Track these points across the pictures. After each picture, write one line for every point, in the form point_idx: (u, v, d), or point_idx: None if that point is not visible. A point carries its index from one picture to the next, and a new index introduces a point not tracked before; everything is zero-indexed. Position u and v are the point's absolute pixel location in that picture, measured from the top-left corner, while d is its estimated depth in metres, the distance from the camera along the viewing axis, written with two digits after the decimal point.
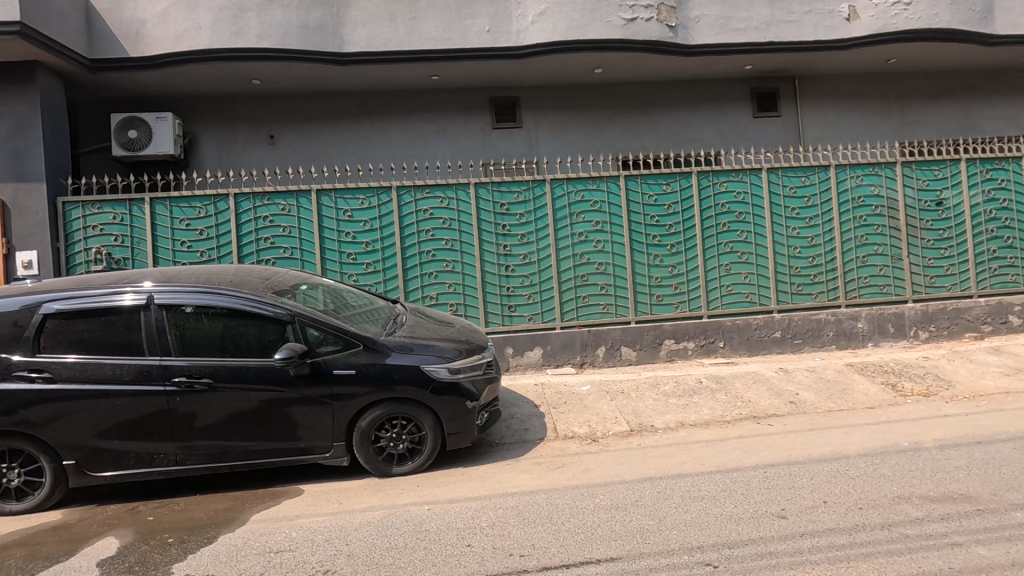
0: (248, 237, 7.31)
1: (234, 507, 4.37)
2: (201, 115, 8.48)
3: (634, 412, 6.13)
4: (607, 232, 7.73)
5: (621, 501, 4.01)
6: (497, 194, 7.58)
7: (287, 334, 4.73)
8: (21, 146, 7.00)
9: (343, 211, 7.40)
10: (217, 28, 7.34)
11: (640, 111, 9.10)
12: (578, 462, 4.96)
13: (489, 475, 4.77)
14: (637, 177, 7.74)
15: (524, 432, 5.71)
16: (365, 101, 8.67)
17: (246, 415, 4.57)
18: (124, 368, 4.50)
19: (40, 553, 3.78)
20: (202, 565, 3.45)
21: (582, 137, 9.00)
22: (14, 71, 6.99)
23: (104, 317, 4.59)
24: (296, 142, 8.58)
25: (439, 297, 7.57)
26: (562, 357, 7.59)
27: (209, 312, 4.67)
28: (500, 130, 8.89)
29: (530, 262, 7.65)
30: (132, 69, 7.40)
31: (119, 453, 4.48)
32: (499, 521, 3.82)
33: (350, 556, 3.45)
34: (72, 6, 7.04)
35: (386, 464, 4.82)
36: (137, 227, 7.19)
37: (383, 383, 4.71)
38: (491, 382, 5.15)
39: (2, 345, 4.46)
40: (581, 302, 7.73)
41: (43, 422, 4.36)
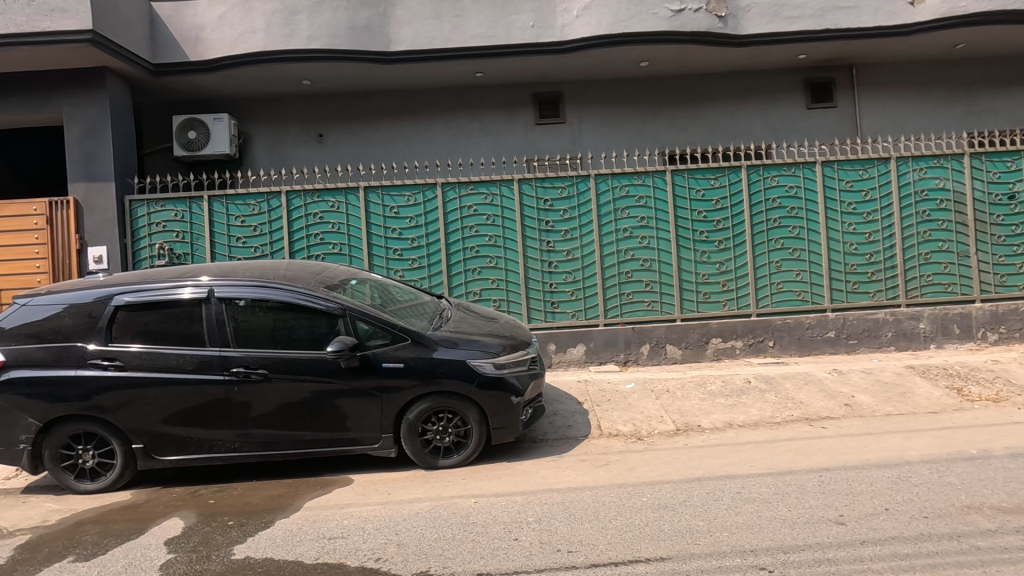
0: (300, 233, 7.54)
1: (288, 494, 4.53)
2: (254, 115, 8.78)
3: (680, 411, 6.02)
4: (652, 229, 7.61)
5: (668, 501, 3.95)
6: (541, 189, 7.56)
7: (338, 328, 4.85)
8: (92, 147, 7.44)
9: (390, 207, 7.54)
10: (270, 30, 7.57)
11: (687, 104, 8.90)
12: (624, 461, 4.92)
13: (533, 471, 4.78)
14: (683, 171, 7.59)
15: (568, 429, 5.70)
16: (410, 99, 8.80)
17: (298, 406, 4.72)
18: (186, 358, 4.72)
19: (113, 530, 4.02)
20: (261, 548, 3.60)
21: (626, 131, 8.88)
22: (86, 77, 7.43)
23: (168, 309, 4.83)
24: (343, 141, 8.79)
25: (483, 292, 7.62)
26: (605, 355, 7.53)
27: (265, 305, 4.85)
28: (543, 125, 8.87)
29: (574, 258, 7.61)
30: (192, 72, 7.75)
31: (182, 439, 4.72)
32: (546, 516, 3.83)
33: (400, 545, 3.53)
34: (138, 13, 7.41)
35: (432, 456, 4.90)
36: (197, 224, 7.52)
37: (429, 377, 4.78)
38: (536, 377, 5.16)
39: (79, 334, 4.76)
40: (625, 299, 7.63)
41: (115, 407, 4.64)
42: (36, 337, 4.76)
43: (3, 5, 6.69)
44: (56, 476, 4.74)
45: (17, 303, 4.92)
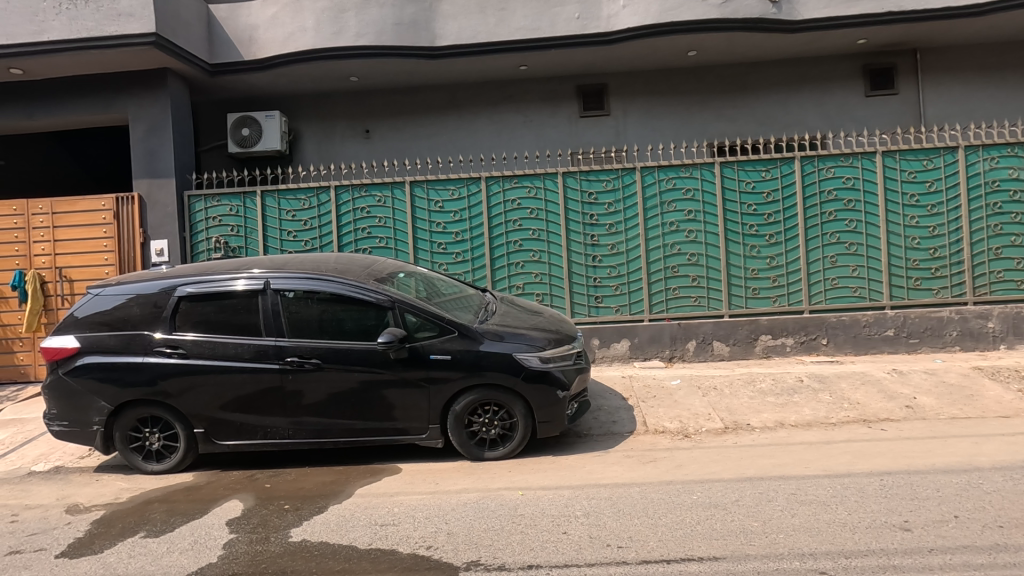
0: (348, 227, 7.72)
1: (339, 480, 4.67)
2: (303, 112, 9.01)
3: (728, 409, 5.88)
4: (699, 222, 7.44)
5: (720, 500, 3.87)
6: (585, 182, 7.50)
7: (387, 320, 4.94)
8: (155, 145, 7.80)
9: (435, 202, 7.63)
10: (319, 29, 7.72)
11: (736, 94, 8.63)
12: (671, 458, 4.84)
13: (579, 465, 4.76)
14: (733, 163, 7.38)
15: (613, 425, 5.65)
16: (454, 93, 8.85)
17: (348, 395, 4.85)
18: (244, 347, 4.90)
19: (178, 509, 4.23)
20: (316, 531, 3.72)
21: (672, 123, 8.69)
22: (149, 77, 7.78)
23: (227, 300, 5.03)
24: (388, 136, 8.91)
25: (526, 286, 7.62)
26: (649, 350, 7.42)
27: (318, 297, 4.98)
28: (587, 118, 8.77)
29: (619, 252, 7.52)
30: (246, 71, 8.01)
31: (239, 425, 4.91)
32: (594, 511, 3.82)
33: (450, 534, 3.58)
34: (196, 16, 7.71)
35: (478, 448, 4.95)
36: (250, 218, 7.79)
37: (475, 369, 4.82)
38: (582, 372, 5.13)
39: (146, 323, 5.01)
40: (671, 294, 7.50)
41: (178, 392, 4.87)
42: (107, 325, 5.04)
43: (75, 11, 7.07)
44: (125, 456, 5.02)
45: (90, 292, 5.21)
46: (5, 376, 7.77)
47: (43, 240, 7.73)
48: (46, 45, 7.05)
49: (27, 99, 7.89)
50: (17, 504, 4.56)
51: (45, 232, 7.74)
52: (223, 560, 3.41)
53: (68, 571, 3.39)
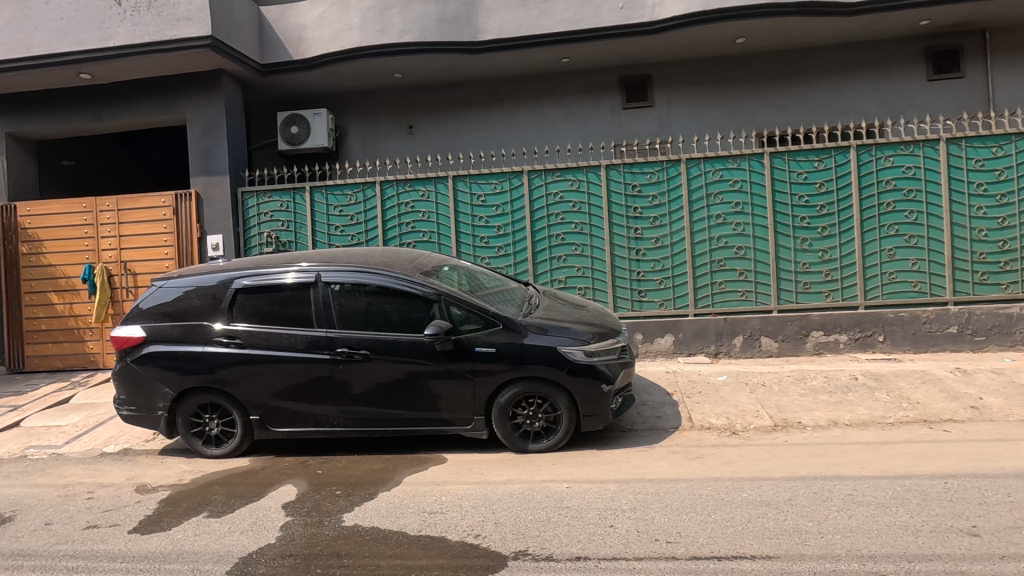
0: (392, 222, 7.87)
1: (387, 469, 4.78)
2: (349, 110, 9.20)
3: (777, 406, 5.72)
4: (748, 215, 7.24)
5: (771, 498, 3.78)
6: (629, 175, 7.41)
7: (433, 312, 5.02)
8: (210, 144, 8.13)
9: (477, 196, 7.68)
10: (365, 27, 7.85)
11: (788, 81, 8.34)
12: (718, 454, 4.76)
13: (624, 460, 4.73)
14: (783, 154, 7.14)
15: (657, 420, 5.58)
16: (496, 88, 8.86)
17: (395, 385, 4.95)
18: (296, 338, 5.07)
19: (237, 492, 4.43)
20: (368, 517, 3.84)
21: (719, 113, 8.47)
22: (205, 79, 8.11)
23: (280, 293, 5.21)
24: (431, 131, 9.01)
25: (568, 280, 7.60)
26: (694, 345, 7.29)
27: (365, 290, 5.11)
28: (630, 110, 8.64)
29: (663, 245, 7.40)
30: (295, 70, 8.23)
31: (292, 413, 5.09)
32: (640, 505, 3.79)
33: (498, 524, 3.63)
34: (248, 18, 7.98)
35: (522, 440, 4.98)
36: (299, 214, 8.04)
37: (520, 362, 4.84)
38: (626, 366, 5.09)
39: (205, 313, 5.24)
40: (717, 289, 7.34)
41: (236, 380, 5.09)
42: (170, 316, 5.30)
43: (138, 17, 7.43)
44: (187, 440, 5.28)
45: (154, 285, 5.49)
46: (77, 363, 8.28)
47: (109, 235, 8.19)
48: (112, 50, 7.45)
49: (94, 101, 8.34)
50: (92, 482, 4.87)
51: (111, 228, 8.19)
52: (281, 540, 3.56)
53: (140, 545, 3.61)
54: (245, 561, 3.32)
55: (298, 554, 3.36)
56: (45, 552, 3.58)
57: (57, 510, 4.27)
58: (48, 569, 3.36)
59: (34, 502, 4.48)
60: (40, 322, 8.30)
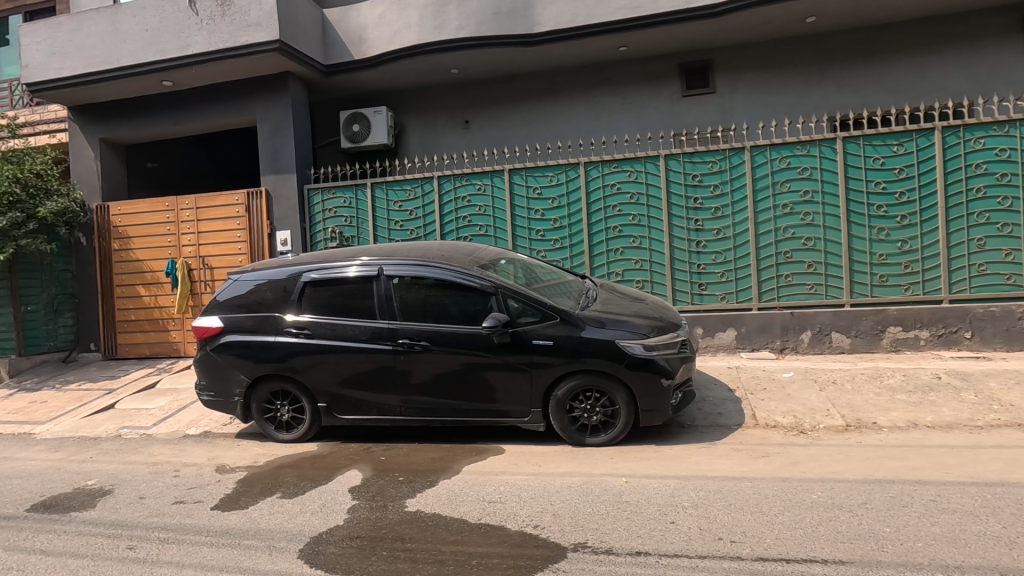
0: (450, 216, 8.00)
1: (447, 457, 4.90)
2: (407, 106, 9.40)
3: (850, 406, 5.42)
4: (818, 204, 6.89)
5: (843, 501, 3.60)
6: (689, 164, 7.20)
7: (491, 305, 5.08)
8: (279, 144, 8.52)
9: (533, 188, 7.68)
10: (422, 24, 7.96)
11: (863, 60, 7.84)
12: (785, 454, 4.57)
13: (684, 456, 4.64)
14: (858, 138, 6.74)
15: (719, 417, 5.42)
16: (552, 79, 8.81)
17: (453, 376, 5.05)
18: (360, 328, 5.26)
19: (307, 475, 4.67)
20: (429, 503, 3.95)
21: (786, 97, 8.09)
22: (273, 81, 8.50)
23: (345, 286, 5.41)
24: (487, 125, 9.07)
25: (625, 273, 7.48)
26: (758, 340, 7.01)
27: (425, 283, 5.23)
28: (690, 97, 8.38)
29: (725, 237, 7.16)
30: (356, 70, 8.49)
31: (356, 401, 5.29)
32: (702, 503, 3.70)
33: (556, 515, 3.64)
34: (312, 21, 8.29)
35: (580, 434, 4.97)
36: (361, 209, 8.32)
37: (577, 355, 4.83)
38: (686, 361, 4.98)
39: (277, 305, 5.53)
40: (783, 282, 7.03)
41: (305, 369, 5.34)
42: (245, 307, 5.62)
43: (213, 25, 7.87)
44: (261, 425, 5.60)
45: (230, 278, 5.82)
46: (161, 351, 8.91)
47: (189, 232, 8.76)
48: (191, 57, 7.93)
49: (175, 106, 8.91)
50: (177, 461, 5.26)
51: (191, 225, 8.76)
52: (349, 522, 3.72)
53: (221, 521, 3.87)
54: (316, 540, 3.50)
55: (364, 536, 3.50)
56: (140, 523, 3.90)
57: (148, 486, 4.65)
58: (143, 539, 3.66)
59: (129, 477, 4.89)
60: (129, 313, 9.00)
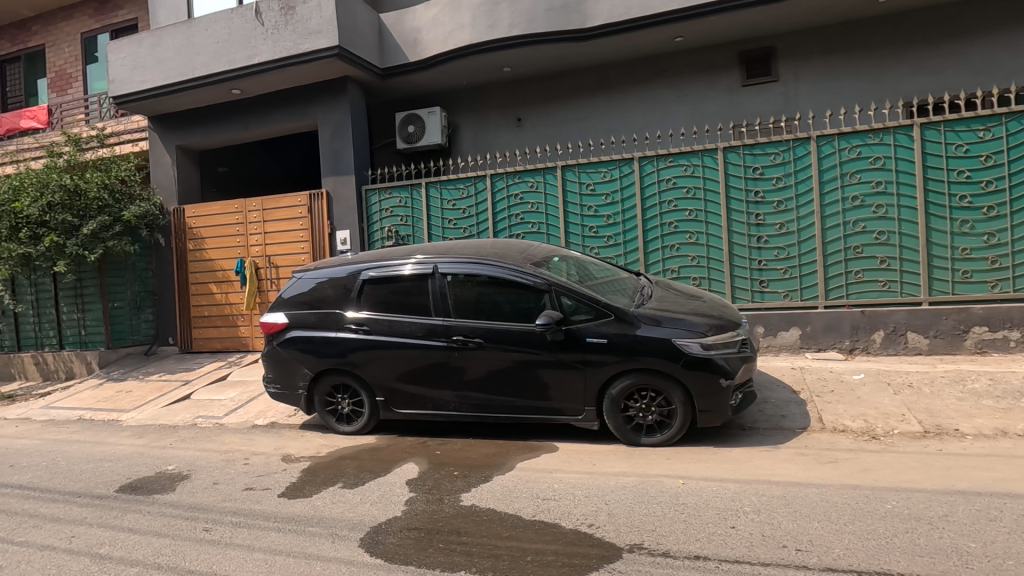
0: (502, 214, 8.04)
1: (501, 454, 4.94)
2: (460, 106, 9.51)
3: (928, 411, 5.07)
4: (892, 195, 6.47)
5: (921, 513, 3.37)
6: (749, 157, 6.94)
7: (544, 302, 5.07)
8: (338, 146, 8.83)
9: (586, 185, 7.61)
10: (475, 24, 8.03)
11: (943, 40, 7.30)
12: (855, 460, 4.33)
13: (745, 459, 4.48)
14: (938, 124, 6.28)
15: (782, 419, 5.20)
16: (605, 74, 8.68)
17: (506, 373, 5.08)
18: (416, 325, 5.38)
19: (366, 466, 4.82)
20: (484, 498, 3.99)
21: (856, 83, 7.64)
22: (333, 86, 8.80)
23: (401, 283, 5.55)
24: (539, 122, 9.05)
25: (681, 270, 7.30)
26: (824, 340, 6.67)
27: (478, 280, 5.29)
28: (751, 87, 8.06)
29: (788, 232, 6.86)
30: (411, 72, 8.67)
31: (412, 395, 5.41)
32: (765, 508, 3.57)
33: (611, 515, 3.60)
34: (369, 25, 8.52)
35: (634, 433, 4.89)
36: (417, 209, 8.50)
37: (632, 354, 4.75)
38: (747, 361, 4.81)
39: (337, 302, 5.73)
40: (852, 278, 6.65)
41: (364, 364, 5.51)
42: (308, 304, 5.85)
43: (278, 34, 8.24)
44: (323, 417, 5.83)
45: (295, 276, 6.08)
46: (232, 345, 9.43)
47: (257, 232, 9.22)
48: (258, 66, 8.34)
49: (243, 113, 9.40)
50: (247, 450, 5.56)
51: (258, 226, 9.21)
52: (407, 514, 3.81)
53: (288, 508, 4.06)
54: (375, 530, 3.61)
55: (421, 528, 3.58)
56: (214, 507, 4.15)
57: (221, 472, 4.93)
58: (217, 522, 3.90)
59: (204, 463, 5.21)
60: (203, 309, 9.57)
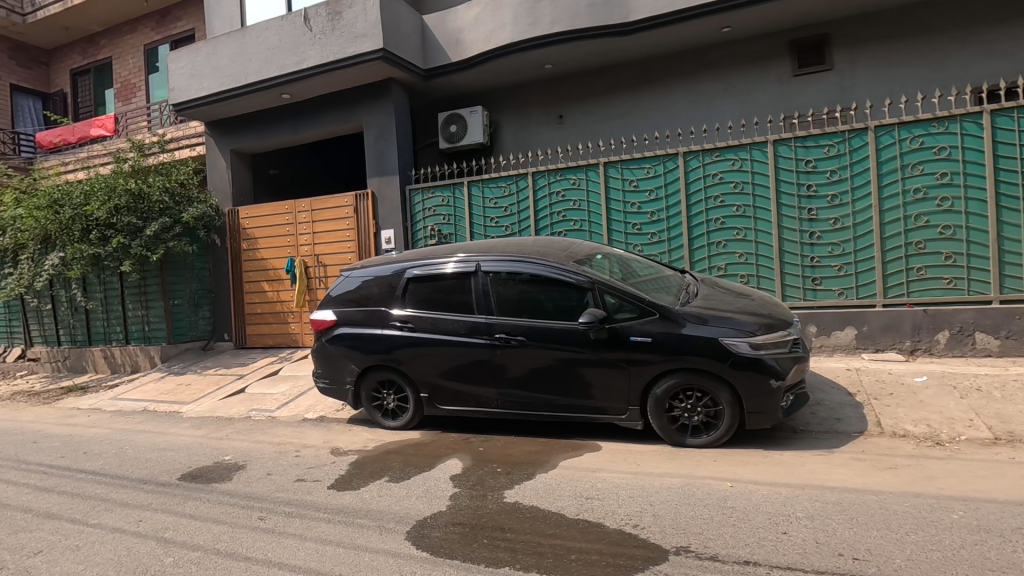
0: (544, 211, 8.03)
1: (544, 452, 4.94)
2: (502, 105, 9.54)
3: (999, 416, 4.76)
4: (958, 187, 6.10)
5: (991, 524, 3.18)
6: (801, 149, 6.68)
7: (587, 300, 5.04)
8: (383, 147, 9.01)
9: (629, 181, 7.51)
10: (517, 22, 8.03)
11: (1017, 20, 6.83)
12: (917, 467, 4.11)
13: (797, 463, 4.33)
14: (1011, 110, 5.88)
15: (836, 422, 4.99)
16: (649, 68, 8.53)
17: (549, 371, 5.07)
18: (459, 323, 5.43)
19: (411, 461, 4.92)
20: (528, 495, 4.01)
21: (917, 69, 7.24)
22: (377, 88, 8.99)
23: (445, 282, 5.62)
24: (581, 118, 8.99)
25: (728, 268, 7.10)
26: (882, 341, 6.37)
27: (520, 278, 5.30)
28: (803, 77, 7.76)
29: (843, 227, 6.57)
30: (453, 72, 8.75)
31: (455, 392, 5.48)
32: (819, 514, 3.43)
33: (656, 516, 3.55)
34: (413, 27, 8.65)
35: (680, 434, 4.80)
36: (459, 207, 8.59)
37: (677, 353, 4.66)
38: (799, 361, 4.65)
39: (383, 300, 5.86)
40: (914, 275, 6.32)
41: (409, 361, 5.61)
42: (354, 302, 6.01)
43: (325, 39, 8.47)
44: (370, 412, 5.97)
45: (342, 274, 6.25)
46: (283, 341, 9.78)
47: (306, 232, 9.53)
48: (306, 71, 8.60)
49: (292, 117, 9.72)
50: (298, 442, 5.76)
51: (307, 226, 9.52)
52: (451, 509, 3.86)
53: (337, 499, 4.19)
54: (421, 524, 3.67)
55: (466, 523, 3.63)
56: (269, 497, 4.32)
57: (275, 463, 5.13)
58: (271, 511, 4.05)
59: (258, 455, 5.43)
60: (256, 306, 9.96)
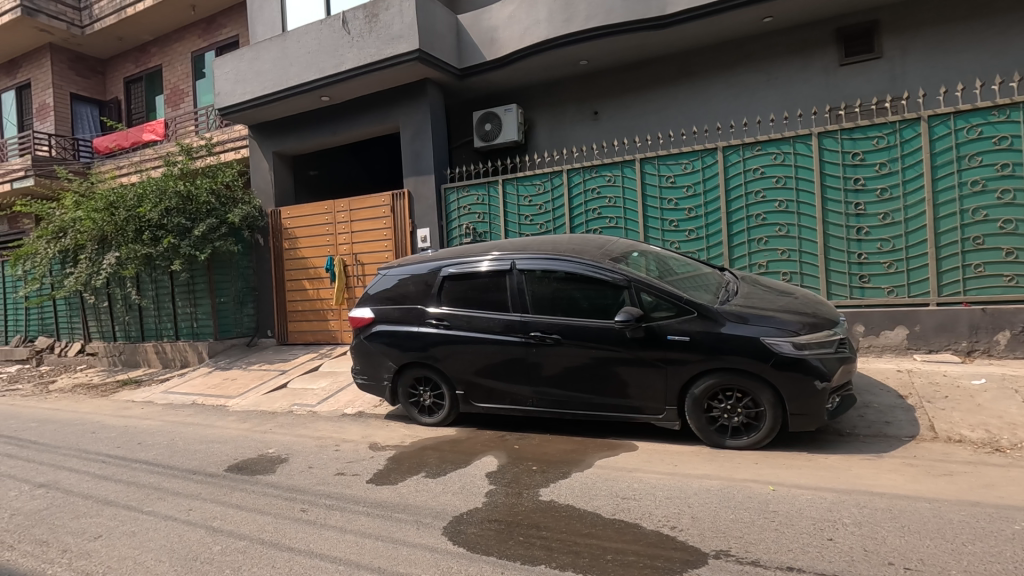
0: (579, 209, 7.97)
1: (579, 450, 4.91)
2: (537, 102, 9.52)
3: None
4: (1021, 178, 5.77)
5: None
6: (848, 142, 6.44)
7: (623, 299, 4.98)
8: (419, 147, 9.11)
9: (666, 177, 7.38)
10: (551, 18, 8.00)
11: None
12: (975, 474, 3.90)
13: (843, 467, 4.17)
14: None
15: (886, 426, 4.79)
16: (686, 61, 8.37)
17: (584, 369, 5.04)
18: (494, 321, 5.45)
19: (447, 457, 4.97)
20: (563, 494, 4.00)
21: (975, 55, 6.87)
22: (413, 89, 9.10)
23: (480, 280, 5.65)
24: (617, 114, 8.88)
25: (770, 265, 6.90)
26: (936, 341, 6.07)
27: (555, 277, 5.29)
28: (850, 66, 7.45)
29: (894, 222, 6.30)
30: (488, 71, 8.78)
31: (490, 390, 5.50)
32: (868, 521, 3.31)
33: (695, 518, 3.49)
34: (448, 27, 8.72)
35: (719, 435, 4.69)
36: (494, 205, 8.61)
37: (716, 352, 4.56)
38: (845, 362, 4.49)
39: (419, 298, 5.93)
40: (971, 272, 6.01)
41: (444, 358, 5.67)
42: (392, 300, 6.11)
43: (363, 41, 8.63)
44: (406, 409, 6.06)
45: (380, 273, 6.36)
46: (322, 338, 10.03)
47: (344, 232, 9.74)
48: (345, 73, 8.78)
49: (331, 119, 9.94)
50: (338, 437, 5.89)
51: (346, 226, 9.73)
52: (487, 506, 3.89)
53: (375, 494, 4.27)
54: (457, 519, 3.71)
55: (501, 520, 3.64)
56: (310, 490, 4.44)
57: (316, 457, 5.27)
58: (313, 504, 4.16)
59: (300, 448, 5.59)
60: (297, 304, 10.24)
